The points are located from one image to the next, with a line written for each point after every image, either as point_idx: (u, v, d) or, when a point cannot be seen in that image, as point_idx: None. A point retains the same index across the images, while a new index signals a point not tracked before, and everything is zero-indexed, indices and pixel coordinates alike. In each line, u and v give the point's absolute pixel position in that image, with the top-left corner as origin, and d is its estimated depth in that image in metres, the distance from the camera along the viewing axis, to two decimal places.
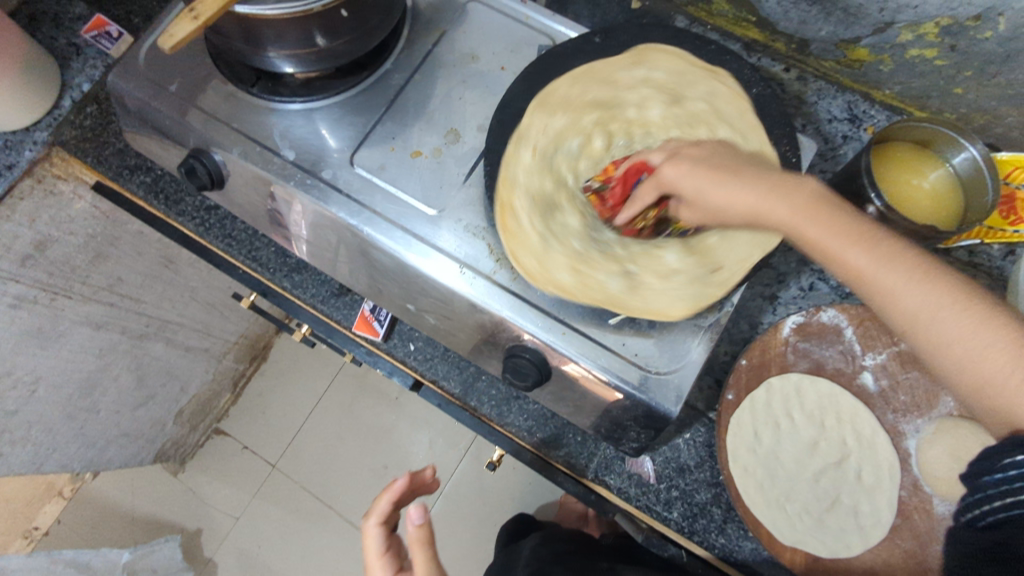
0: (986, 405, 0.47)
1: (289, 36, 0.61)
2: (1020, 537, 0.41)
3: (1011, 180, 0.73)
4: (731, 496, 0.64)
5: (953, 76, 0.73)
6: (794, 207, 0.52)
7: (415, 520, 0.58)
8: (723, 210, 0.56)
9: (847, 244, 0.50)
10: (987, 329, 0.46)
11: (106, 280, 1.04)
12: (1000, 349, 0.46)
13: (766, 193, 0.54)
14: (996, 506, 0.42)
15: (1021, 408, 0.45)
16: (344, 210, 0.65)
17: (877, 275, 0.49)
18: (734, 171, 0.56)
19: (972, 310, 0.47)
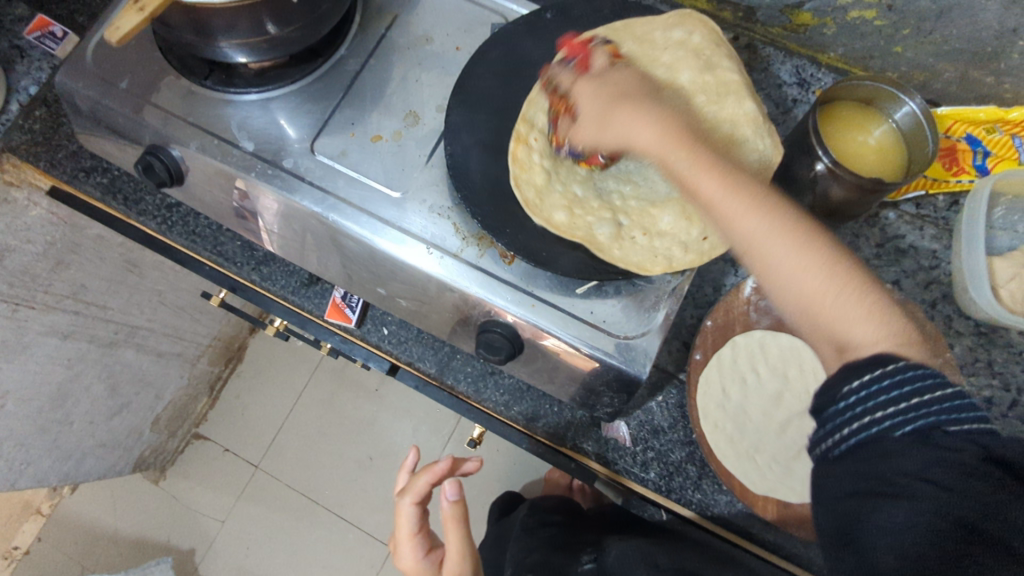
0: (818, 327, 0.49)
1: (240, 25, 0.61)
2: (885, 456, 0.43)
3: (951, 134, 0.78)
4: (703, 451, 0.66)
5: (892, 36, 0.76)
6: (657, 137, 0.56)
7: (450, 496, 0.73)
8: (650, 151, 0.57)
9: (745, 209, 0.51)
10: (803, 261, 0.49)
11: (69, 288, 1.02)
12: (820, 277, 0.48)
13: (634, 115, 0.58)
14: (861, 421, 0.44)
15: (856, 331, 0.47)
16: (309, 198, 0.65)
17: (762, 237, 0.51)
18: (627, 100, 0.59)
19: (794, 238, 0.50)
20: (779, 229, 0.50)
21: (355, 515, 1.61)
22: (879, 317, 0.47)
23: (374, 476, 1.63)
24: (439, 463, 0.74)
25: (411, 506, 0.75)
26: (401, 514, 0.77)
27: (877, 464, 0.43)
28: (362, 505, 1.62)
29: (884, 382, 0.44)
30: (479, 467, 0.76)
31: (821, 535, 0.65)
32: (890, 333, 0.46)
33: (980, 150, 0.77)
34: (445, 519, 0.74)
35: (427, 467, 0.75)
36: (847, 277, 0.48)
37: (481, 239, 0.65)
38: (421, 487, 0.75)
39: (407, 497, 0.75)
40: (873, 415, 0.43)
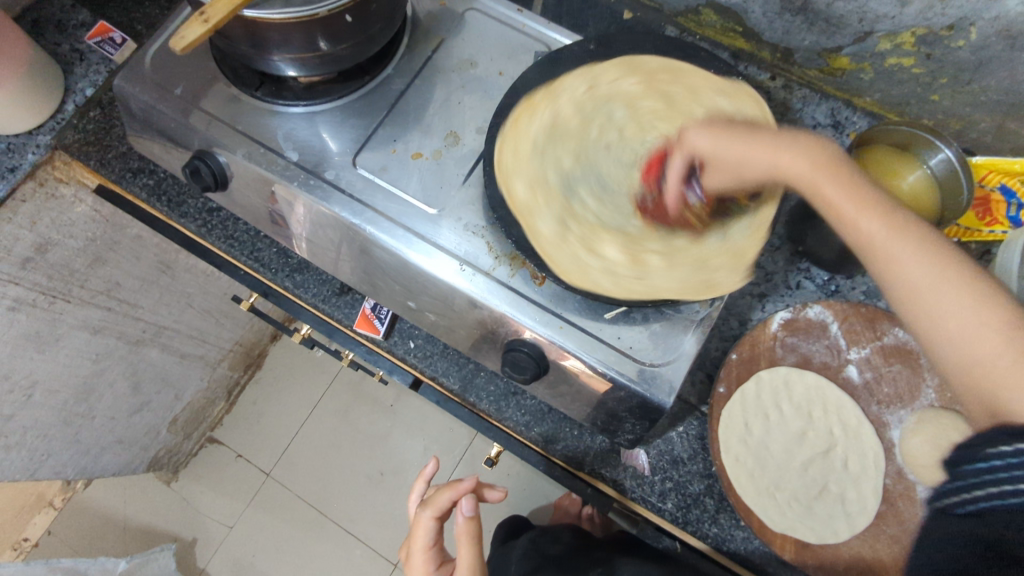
0: (980, 396, 0.47)
1: (294, 41, 0.63)
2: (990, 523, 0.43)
3: (986, 183, 0.78)
4: (724, 486, 0.67)
5: (929, 84, 0.77)
6: (807, 163, 0.52)
7: (466, 513, 0.74)
8: (743, 166, 0.55)
9: (916, 254, 0.49)
10: (982, 309, 0.46)
11: (104, 285, 1.05)
12: (997, 338, 0.45)
13: (777, 147, 0.54)
14: (976, 496, 0.44)
15: (1017, 395, 0.44)
16: (347, 209, 0.67)
17: (919, 272, 0.48)
18: (759, 133, 0.55)
19: (946, 267, 0.48)
20: (920, 265, 0.48)
21: (361, 530, 1.61)
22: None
23: (383, 491, 1.63)
24: (466, 482, 0.75)
25: (431, 520, 0.76)
26: (420, 527, 0.77)
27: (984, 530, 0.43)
28: (368, 520, 1.61)
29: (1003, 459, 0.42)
30: (502, 498, 0.79)
31: None
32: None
33: (1015, 202, 0.76)
34: (457, 535, 0.75)
35: (449, 483, 0.76)
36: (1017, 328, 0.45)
37: (513, 258, 0.66)
38: (442, 502, 0.76)
39: (428, 511, 0.76)
40: (982, 491, 0.43)
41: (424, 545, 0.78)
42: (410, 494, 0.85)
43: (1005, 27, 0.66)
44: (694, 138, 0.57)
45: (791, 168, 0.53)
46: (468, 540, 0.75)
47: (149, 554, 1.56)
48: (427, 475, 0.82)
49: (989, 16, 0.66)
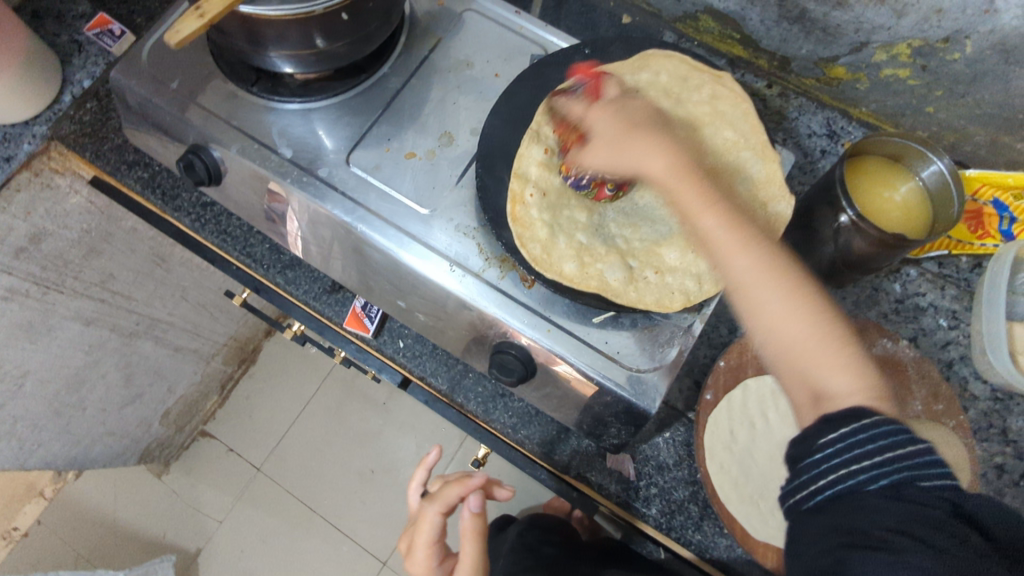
0: (800, 376, 0.51)
1: (291, 38, 0.63)
2: (854, 508, 0.46)
3: (978, 197, 0.77)
4: (708, 491, 0.66)
5: (924, 96, 0.77)
6: (670, 170, 0.58)
7: (473, 509, 0.74)
8: (615, 166, 0.59)
9: (768, 289, 0.52)
10: (797, 315, 0.51)
11: (98, 276, 1.05)
12: (801, 332, 0.51)
13: (649, 148, 0.59)
14: (823, 485, 0.48)
15: (837, 382, 0.50)
16: (339, 207, 0.67)
17: (750, 278, 0.53)
18: (640, 127, 0.60)
19: (786, 287, 0.52)
20: (749, 273, 0.53)
21: (351, 527, 1.61)
22: (856, 373, 0.50)
23: (374, 488, 1.63)
24: (475, 479, 0.75)
25: (436, 515, 0.76)
26: (425, 523, 0.77)
27: (847, 517, 0.46)
28: (359, 517, 1.61)
29: (856, 439, 0.46)
30: (509, 497, 0.78)
31: None
32: (867, 390, 0.49)
33: (1006, 216, 0.77)
34: (464, 531, 0.75)
35: (457, 480, 0.75)
36: (832, 332, 0.51)
37: (503, 260, 0.66)
38: (450, 497, 0.75)
39: (435, 506, 0.76)
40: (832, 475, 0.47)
41: (429, 539, 0.77)
42: (410, 486, 0.84)
43: (1000, 41, 0.66)
44: (591, 158, 0.60)
45: (653, 172, 0.58)
46: (472, 537, 0.75)
47: (149, 566, 1.53)
48: (429, 463, 0.81)
49: (985, 29, 0.66)
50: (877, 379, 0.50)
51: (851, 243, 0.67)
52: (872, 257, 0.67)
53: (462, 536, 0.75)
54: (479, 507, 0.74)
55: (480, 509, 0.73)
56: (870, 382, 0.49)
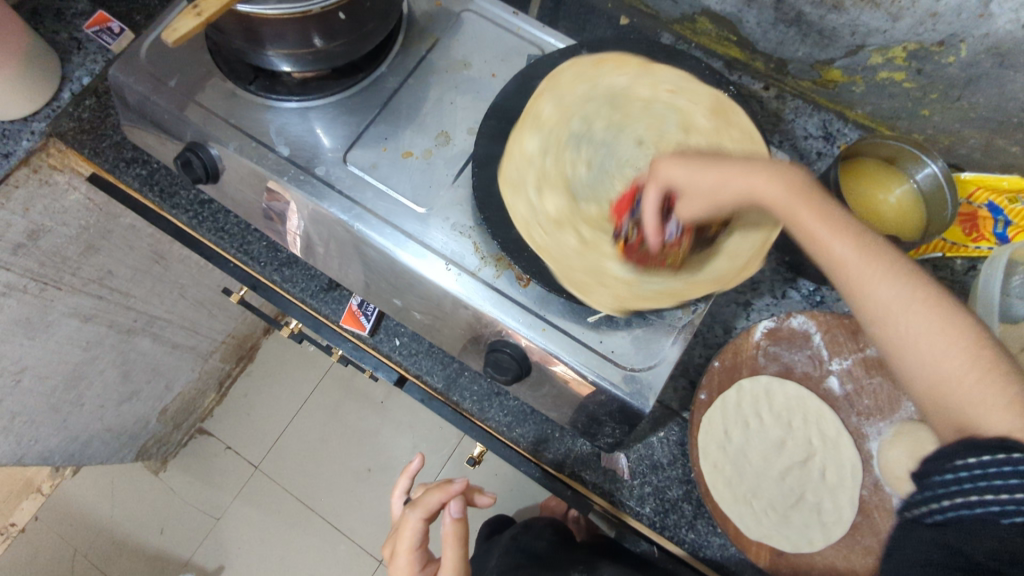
0: (948, 414, 0.47)
1: (289, 36, 0.64)
2: (972, 533, 0.41)
3: (973, 199, 0.79)
4: (702, 491, 0.67)
5: (920, 99, 0.78)
6: (784, 191, 0.55)
7: (454, 514, 0.75)
8: (716, 193, 0.56)
9: (880, 275, 0.51)
10: (947, 331, 0.48)
11: (96, 273, 1.05)
12: (963, 355, 0.47)
13: (749, 172, 0.56)
14: (944, 505, 0.42)
15: (944, 364, 0.48)
16: (336, 206, 0.67)
17: (854, 262, 0.52)
18: (722, 164, 0.58)
19: (889, 275, 0.50)
20: (853, 257, 0.52)
21: (347, 525, 1.61)
22: (962, 349, 0.47)
23: (371, 487, 1.63)
24: (456, 484, 0.76)
25: (419, 522, 0.76)
26: (407, 529, 0.77)
27: (961, 540, 0.41)
28: (355, 516, 1.62)
29: (996, 467, 0.41)
30: (490, 505, 0.80)
31: None
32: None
33: (1001, 219, 0.77)
34: (445, 537, 0.75)
35: (437, 486, 0.76)
36: (991, 366, 0.47)
37: (499, 260, 0.66)
38: (431, 503, 0.75)
39: (416, 513, 0.76)
40: (958, 500, 0.42)
41: (407, 548, 0.77)
42: (393, 494, 0.84)
43: (995, 44, 0.67)
44: (668, 171, 0.58)
45: (768, 198, 0.55)
46: (452, 544, 0.75)
47: None
48: (411, 471, 0.82)
49: (980, 32, 0.66)
50: None
51: None
52: None
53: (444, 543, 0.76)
54: (460, 512, 0.75)
55: (461, 515, 0.75)
56: (999, 392, 0.45)
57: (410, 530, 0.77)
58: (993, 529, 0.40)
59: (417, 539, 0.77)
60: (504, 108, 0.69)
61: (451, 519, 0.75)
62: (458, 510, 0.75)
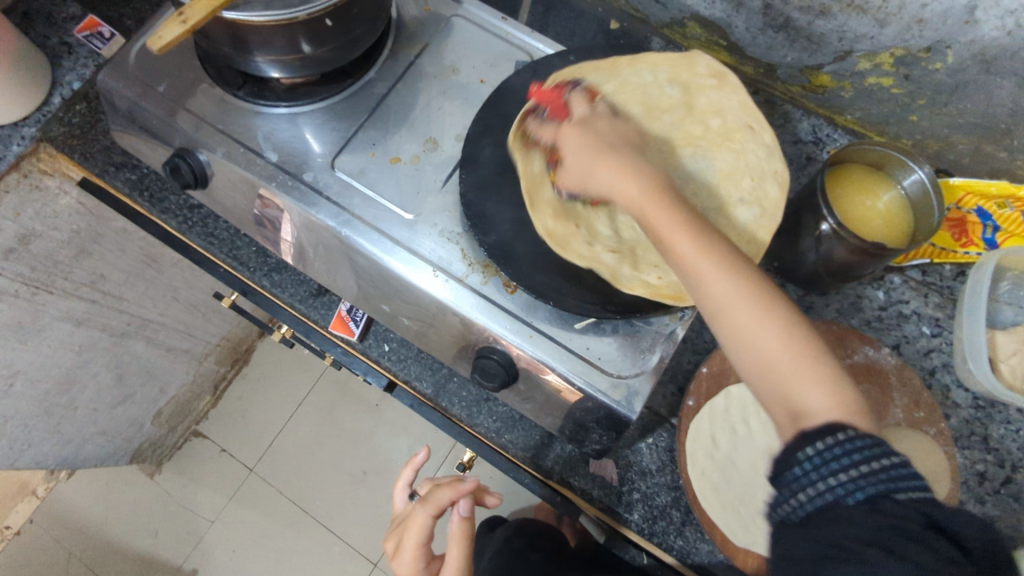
0: (777, 396, 0.46)
1: (275, 43, 0.64)
2: (833, 519, 0.41)
3: (962, 205, 0.78)
4: (690, 497, 0.66)
5: (909, 104, 0.78)
6: (640, 191, 0.53)
7: (464, 512, 0.75)
8: (591, 182, 0.57)
9: (723, 269, 0.48)
10: (760, 324, 0.46)
11: (88, 277, 1.05)
12: (785, 352, 0.46)
13: (623, 171, 0.55)
14: (804, 498, 0.43)
15: (812, 398, 0.44)
16: (324, 212, 0.67)
17: (714, 275, 0.48)
18: (609, 150, 0.57)
19: (726, 263, 0.48)
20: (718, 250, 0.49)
21: (342, 528, 1.61)
22: (830, 386, 0.45)
23: (366, 490, 1.63)
24: (467, 483, 0.76)
25: (427, 518, 0.75)
26: (414, 525, 0.76)
27: (827, 530, 0.41)
28: (350, 519, 1.61)
29: (838, 450, 0.42)
30: (496, 505, 0.81)
31: None
32: (844, 404, 0.44)
33: (989, 224, 0.78)
34: (452, 534, 0.75)
35: (448, 483, 0.76)
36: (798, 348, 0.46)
37: (487, 266, 0.66)
38: (441, 500, 0.75)
39: (426, 509, 0.75)
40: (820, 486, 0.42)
41: (416, 543, 0.75)
42: (397, 489, 0.84)
43: (982, 51, 0.67)
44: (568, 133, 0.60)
45: (624, 195, 0.54)
46: (459, 541, 0.75)
47: None
48: (417, 464, 0.82)
49: (966, 39, 0.66)
50: (846, 387, 0.45)
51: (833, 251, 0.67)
52: (854, 265, 0.67)
53: (452, 541, 0.75)
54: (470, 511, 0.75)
55: (472, 513, 0.75)
56: (849, 398, 0.44)
57: (418, 526, 0.75)
58: (886, 504, 0.40)
59: (423, 536, 0.76)
60: (492, 114, 0.69)
61: (462, 516, 0.75)
62: (467, 508, 0.75)
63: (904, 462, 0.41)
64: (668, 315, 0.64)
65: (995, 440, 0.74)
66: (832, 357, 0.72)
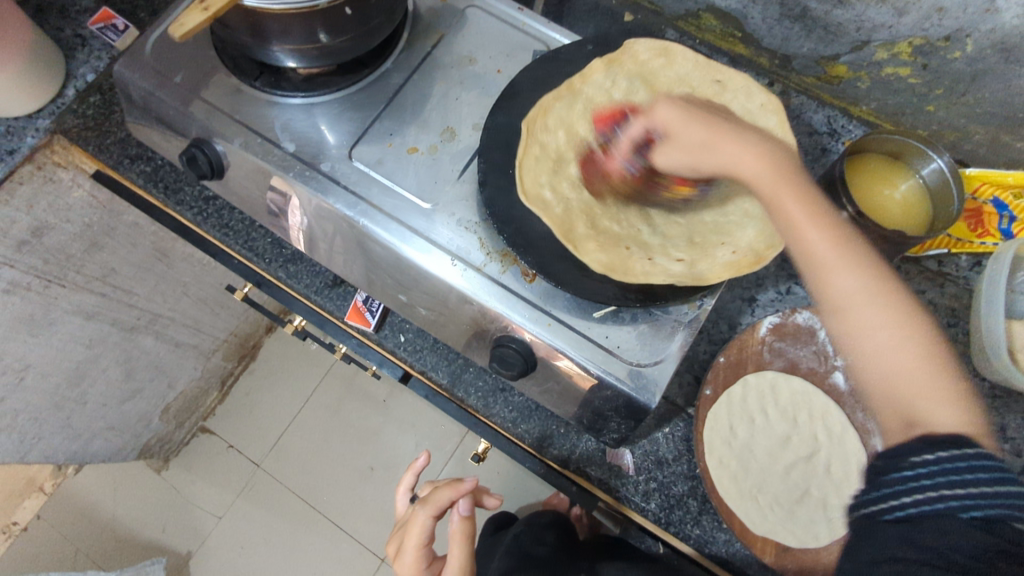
0: (894, 404, 0.47)
1: (294, 31, 0.64)
2: (942, 531, 0.41)
3: (978, 195, 0.78)
4: (707, 487, 0.67)
5: (925, 94, 0.78)
6: (772, 172, 0.54)
7: (463, 512, 0.75)
8: (699, 159, 0.58)
9: (845, 266, 0.49)
10: (897, 319, 0.48)
11: (99, 270, 1.05)
12: (912, 353, 0.47)
13: (738, 143, 0.57)
14: (907, 501, 0.43)
15: (938, 413, 0.45)
16: (342, 201, 0.67)
17: (845, 287, 0.49)
18: (719, 124, 0.58)
19: (863, 265, 0.49)
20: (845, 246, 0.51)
21: (350, 524, 1.61)
22: (966, 408, 0.45)
23: (374, 485, 1.63)
24: (467, 483, 0.75)
25: (427, 519, 0.75)
26: (414, 527, 0.76)
27: (936, 539, 0.41)
28: (358, 514, 1.61)
29: (949, 464, 0.42)
30: (497, 505, 0.82)
31: None
32: (971, 422, 0.45)
33: (1006, 215, 0.77)
34: (453, 534, 0.75)
35: (448, 482, 0.76)
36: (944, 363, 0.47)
37: (504, 255, 0.66)
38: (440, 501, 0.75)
39: (426, 509, 0.75)
40: (918, 496, 0.42)
41: (417, 544, 0.76)
42: (399, 492, 0.85)
43: (1001, 39, 0.67)
44: (661, 111, 0.61)
45: (747, 173, 0.56)
46: (456, 541, 0.76)
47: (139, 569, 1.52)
48: (417, 467, 0.82)
49: (985, 28, 0.66)
50: (981, 413, 0.46)
51: None
52: (872, 254, 0.67)
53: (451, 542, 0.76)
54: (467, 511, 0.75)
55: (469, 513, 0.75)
56: (976, 417, 0.45)
57: (418, 524, 0.75)
58: (1002, 528, 0.41)
59: (422, 537, 0.76)
60: (509, 102, 0.69)
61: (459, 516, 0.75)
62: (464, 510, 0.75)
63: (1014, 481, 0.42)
64: (687, 304, 0.64)
65: (1012, 430, 0.73)
66: None
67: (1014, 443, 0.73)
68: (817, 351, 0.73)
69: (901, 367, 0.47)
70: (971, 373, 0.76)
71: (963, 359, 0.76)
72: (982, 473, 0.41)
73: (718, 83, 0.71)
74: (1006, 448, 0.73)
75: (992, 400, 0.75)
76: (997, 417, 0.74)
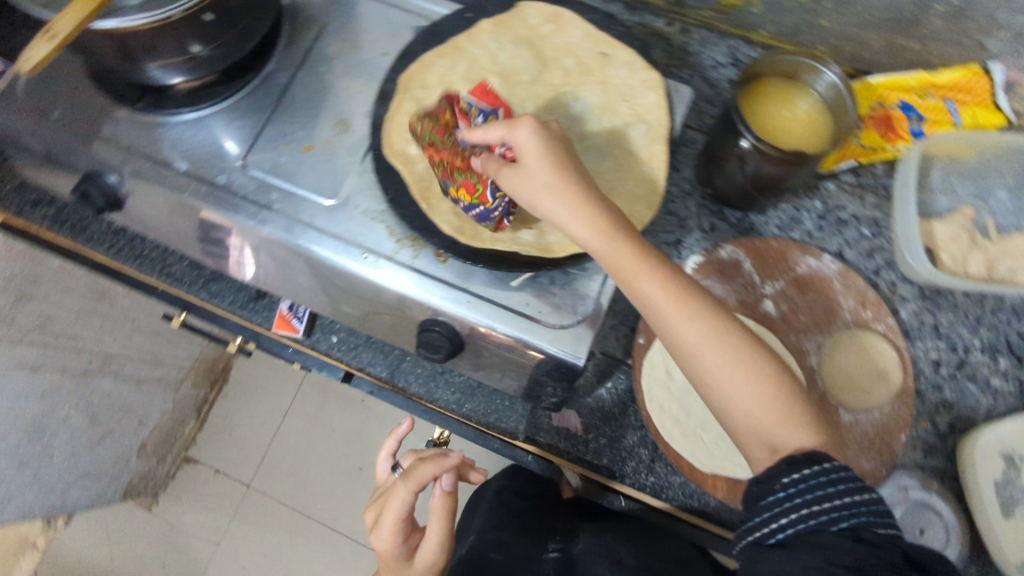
0: (755, 436, 0.54)
1: (162, 47, 0.61)
2: (818, 544, 0.47)
3: (886, 101, 0.79)
4: (651, 432, 0.68)
5: (818, 11, 0.77)
6: (601, 239, 0.55)
7: (445, 487, 0.68)
8: (552, 185, 0.56)
9: (695, 319, 0.54)
10: (751, 363, 0.54)
11: (34, 321, 1.03)
12: (765, 392, 0.53)
13: (577, 204, 0.56)
14: (789, 522, 0.49)
15: (796, 437, 0.52)
16: (243, 213, 0.65)
17: (695, 342, 0.54)
18: (569, 164, 0.57)
19: (700, 317, 0.55)
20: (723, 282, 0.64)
21: (348, 526, 1.62)
22: (813, 429, 0.53)
23: (364, 485, 1.63)
24: (450, 457, 0.68)
25: (407, 495, 0.66)
26: (392, 500, 0.67)
27: (808, 553, 0.47)
28: (354, 516, 1.62)
29: (811, 480, 0.49)
30: (482, 480, 0.77)
31: (769, 506, 0.65)
32: (824, 441, 0.53)
33: (914, 116, 0.79)
34: (433, 510, 0.67)
35: (432, 455, 0.69)
36: (783, 390, 0.54)
37: (416, 240, 0.65)
38: (423, 476, 0.67)
39: (405, 484, 0.67)
40: (793, 517, 0.49)
41: (388, 521, 0.67)
42: (378, 459, 0.81)
43: None
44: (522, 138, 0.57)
45: (580, 238, 0.56)
46: (432, 521, 0.67)
47: None
48: (400, 435, 0.78)
49: None
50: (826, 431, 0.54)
51: (758, 168, 0.67)
52: (780, 176, 0.67)
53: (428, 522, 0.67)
54: (452, 484, 0.68)
55: (451, 485, 0.67)
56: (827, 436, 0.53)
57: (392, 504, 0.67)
58: (866, 535, 0.48)
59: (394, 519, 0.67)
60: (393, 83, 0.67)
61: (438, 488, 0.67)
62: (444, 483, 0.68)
63: (856, 478, 0.50)
64: None
65: (945, 327, 0.76)
66: (774, 274, 0.74)
67: (948, 338, 0.75)
68: (744, 282, 0.74)
69: (761, 401, 0.53)
70: (899, 279, 0.77)
71: (890, 266, 0.77)
72: (841, 479, 0.49)
73: (604, 49, 0.69)
74: (940, 345, 0.75)
75: (923, 301, 0.76)
76: (929, 317, 0.76)
